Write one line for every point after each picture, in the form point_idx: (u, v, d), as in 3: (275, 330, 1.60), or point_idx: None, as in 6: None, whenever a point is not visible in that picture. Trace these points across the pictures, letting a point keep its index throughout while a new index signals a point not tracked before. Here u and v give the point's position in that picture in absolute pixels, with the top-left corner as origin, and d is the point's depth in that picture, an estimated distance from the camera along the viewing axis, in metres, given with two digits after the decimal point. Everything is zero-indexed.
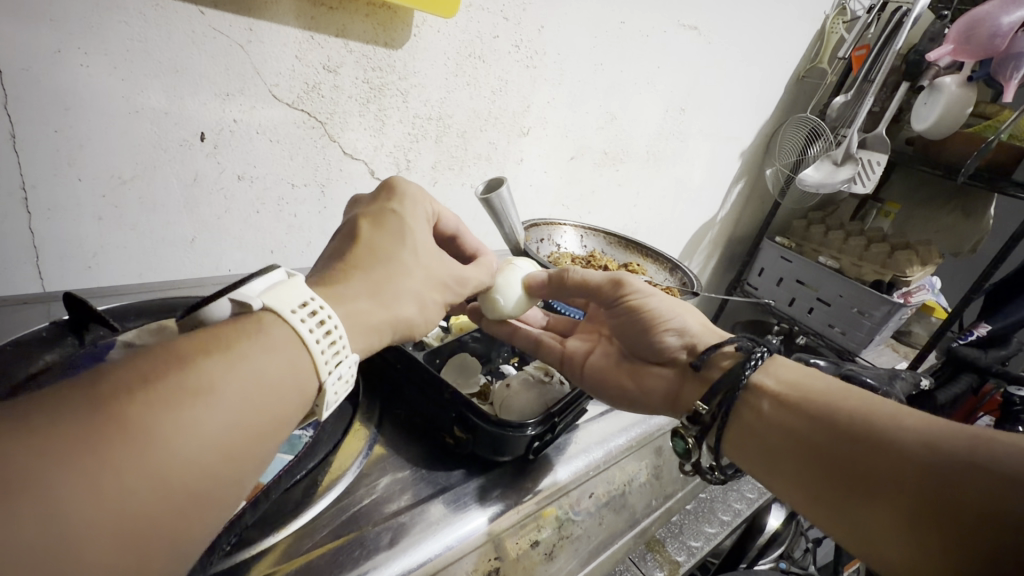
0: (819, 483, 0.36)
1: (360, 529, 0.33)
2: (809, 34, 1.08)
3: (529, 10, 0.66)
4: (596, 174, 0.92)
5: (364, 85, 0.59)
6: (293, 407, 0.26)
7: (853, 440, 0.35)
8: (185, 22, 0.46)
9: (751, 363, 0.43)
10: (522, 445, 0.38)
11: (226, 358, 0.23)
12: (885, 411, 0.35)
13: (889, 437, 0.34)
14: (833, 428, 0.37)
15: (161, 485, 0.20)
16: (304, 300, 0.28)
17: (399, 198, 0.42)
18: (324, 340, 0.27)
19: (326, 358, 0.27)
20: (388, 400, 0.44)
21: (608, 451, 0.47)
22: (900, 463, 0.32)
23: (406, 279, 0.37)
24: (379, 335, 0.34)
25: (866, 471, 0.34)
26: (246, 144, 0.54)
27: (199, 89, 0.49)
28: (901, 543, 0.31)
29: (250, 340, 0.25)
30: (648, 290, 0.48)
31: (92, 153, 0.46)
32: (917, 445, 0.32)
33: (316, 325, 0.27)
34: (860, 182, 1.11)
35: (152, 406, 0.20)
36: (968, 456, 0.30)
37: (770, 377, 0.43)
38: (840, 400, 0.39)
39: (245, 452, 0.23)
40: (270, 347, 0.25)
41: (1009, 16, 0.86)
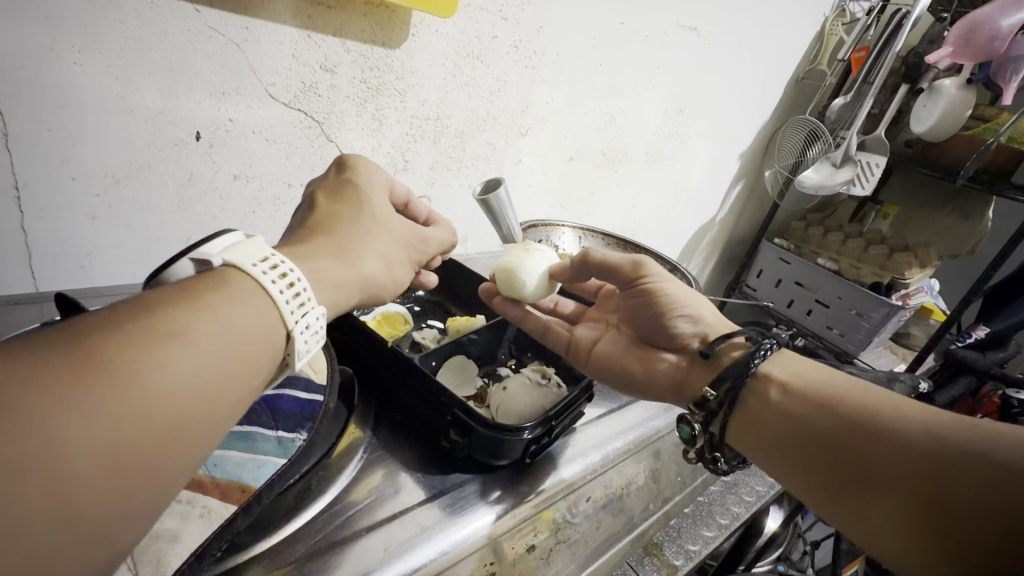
0: (818, 471, 0.37)
1: (355, 533, 0.33)
2: (808, 35, 1.08)
3: (528, 11, 0.66)
4: (595, 175, 0.92)
5: (361, 84, 0.58)
6: (263, 355, 0.26)
7: (853, 429, 0.36)
8: (181, 20, 0.45)
9: (761, 353, 0.44)
10: (519, 448, 0.38)
11: (190, 308, 0.23)
12: (887, 403, 0.36)
13: (888, 428, 0.34)
14: (835, 417, 0.37)
15: (127, 429, 0.20)
16: (265, 256, 0.27)
17: (352, 169, 0.42)
18: (288, 293, 0.27)
19: (291, 306, 0.27)
20: (383, 402, 0.44)
21: (605, 454, 0.46)
22: (898, 452, 0.33)
23: (368, 240, 0.37)
24: (348, 292, 0.34)
25: (864, 461, 0.34)
26: (242, 143, 0.54)
27: (194, 88, 0.49)
28: (893, 530, 0.31)
29: (213, 293, 0.25)
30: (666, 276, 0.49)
31: (86, 152, 0.46)
32: (916, 436, 0.32)
33: (279, 278, 0.27)
34: (860, 184, 1.11)
35: (111, 353, 0.20)
36: (965, 446, 0.30)
37: (777, 369, 0.43)
38: (842, 392, 0.39)
39: (218, 395, 0.23)
40: (236, 298, 0.25)
41: (1009, 18, 0.86)
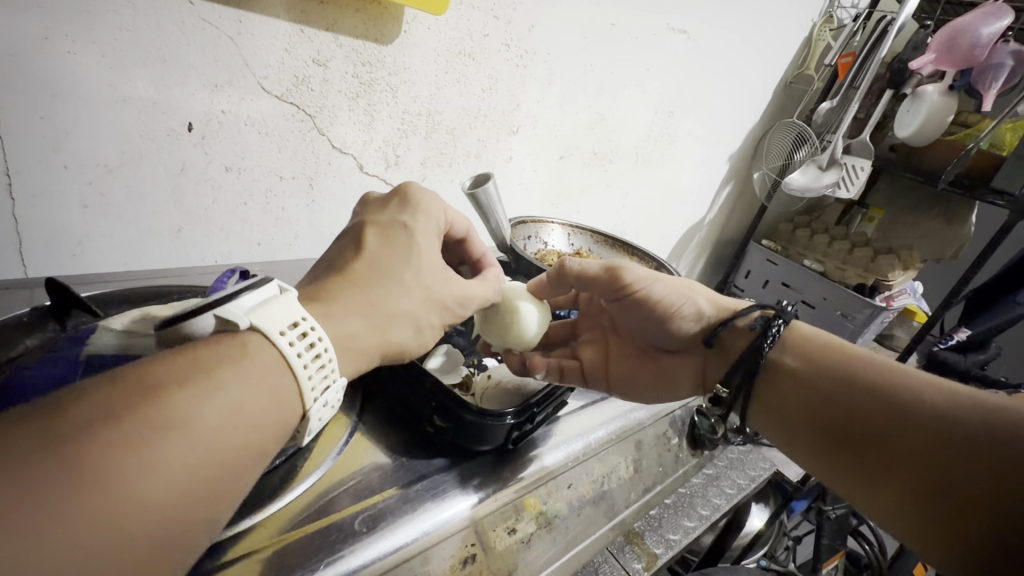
0: (829, 447, 0.39)
1: (338, 514, 0.33)
2: (796, 40, 1.10)
3: (519, 10, 0.67)
4: (585, 174, 0.93)
5: (353, 79, 0.59)
6: (277, 430, 0.26)
7: (868, 408, 0.37)
8: (175, 12, 0.46)
9: (770, 338, 0.45)
10: (502, 434, 0.39)
11: (212, 382, 0.23)
12: (904, 380, 0.36)
13: (904, 409, 0.35)
14: (849, 396, 0.38)
15: (155, 511, 0.20)
16: (294, 320, 0.28)
17: (413, 210, 0.42)
18: (312, 364, 0.27)
19: (312, 382, 0.27)
20: (371, 389, 0.44)
21: (587, 443, 0.48)
22: (911, 434, 0.34)
23: (397, 293, 0.37)
24: (367, 356, 0.34)
25: (875, 442, 0.36)
26: (235, 135, 0.54)
27: (188, 79, 0.49)
28: (899, 508, 0.33)
29: (235, 364, 0.25)
30: (649, 278, 0.49)
31: (79, 141, 0.46)
32: (930, 417, 0.33)
33: (303, 348, 0.27)
34: (845, 186, 1.15)
35: (143, 439, 0.20)
36: (977, 432, 0.31)
37: (790, 355, 0.44)
38: (857, 370, 0.39)
39: (228, 475, 0.23)
40: (256, 371, 0.25)
41: (990, 27, 0.89)
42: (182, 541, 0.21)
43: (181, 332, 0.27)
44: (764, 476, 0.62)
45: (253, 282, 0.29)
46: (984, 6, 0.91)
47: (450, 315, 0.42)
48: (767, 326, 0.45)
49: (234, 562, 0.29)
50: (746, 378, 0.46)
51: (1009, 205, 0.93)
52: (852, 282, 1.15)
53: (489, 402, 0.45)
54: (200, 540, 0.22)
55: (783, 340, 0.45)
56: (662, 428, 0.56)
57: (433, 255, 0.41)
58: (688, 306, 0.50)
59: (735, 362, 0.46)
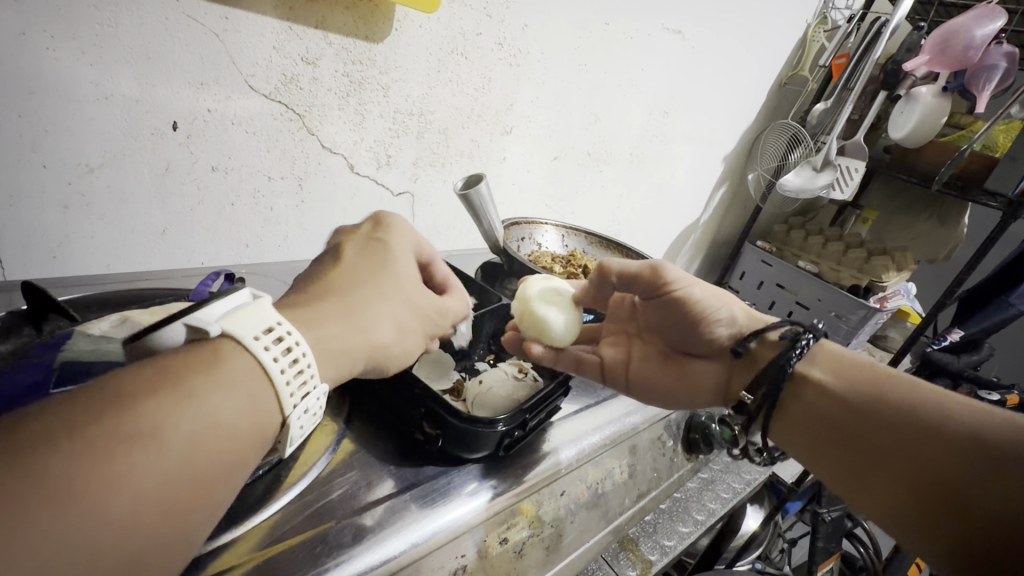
0: (854, 465, 0.38)
1: (325, 524, 0.33)
2: (790, 41, 1.09)
3: (512, 9, 0.66)
4: (579, 175, 0.92)
5: (344, 78, 0.58)
6: (254, 439, 0.25)
7: (898, 428, 0.36)
8: (158, 8, 0.44)
9: (799, 350, 0.44)
10: (494, 441, 0.38)
11: (185, 390, 0.22)
12: (938, 405, 0.35)
13: (937, 431, 0.34)
14: (879, 415, 0.37)
15: (124, 528, 0.19)
16: (269, 325, 0.26)
17: (386, 227, 0.42)
18: (289, 370, 0.26)
19: (291, 388, 0.26)
20: (360, 395, 0.43)
21: (581, 449, 0.47)
22: (943, 456, 0.33)
23: (376, 297, 0.36)
24: (349, 360, 0.32)
25: (903, 461, 0.35)
26: (221, 134, 0.53)
27: (172, 77, 0.48)
28: (921, 528, 0.33)
29: (208, 372, 0.23)
30: (689, 278, 0.48)
31: (59, 140, 0.45)
32: (964, 442, 0.32)
33: (280, 353, 0.26)
34: (840, 188, 1.16)
35: (108, 451, 0.19)
36: (1012, 455, 0.30)
37: (822, 371, 0.43)
38: (889, 388, 0.38)
39: (202, 489, 0.22)
40: (231, 379, 0.24)
41: (983, 29, 0.89)
42: (154, 562, 0.20)
43: (151, 343, 0.27)
44: (760, 481, 0.62)
45: (221, 292, 0.28)
46: (977, 8, 0.91)
47: (431, 320, 0.41)
48: (796, 338, 0.44)
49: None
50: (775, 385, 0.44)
51: (1003, 207, 0.93)
52: (846, 283, 1.15)
53: (480, 409, 0.44)
54: (174, 557, 0.21)
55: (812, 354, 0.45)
56: (657, 432, 0.55)
57: (408, 265, 0.40)
58: (723, 310, 0.49)
59: (759, 374, 0.45)
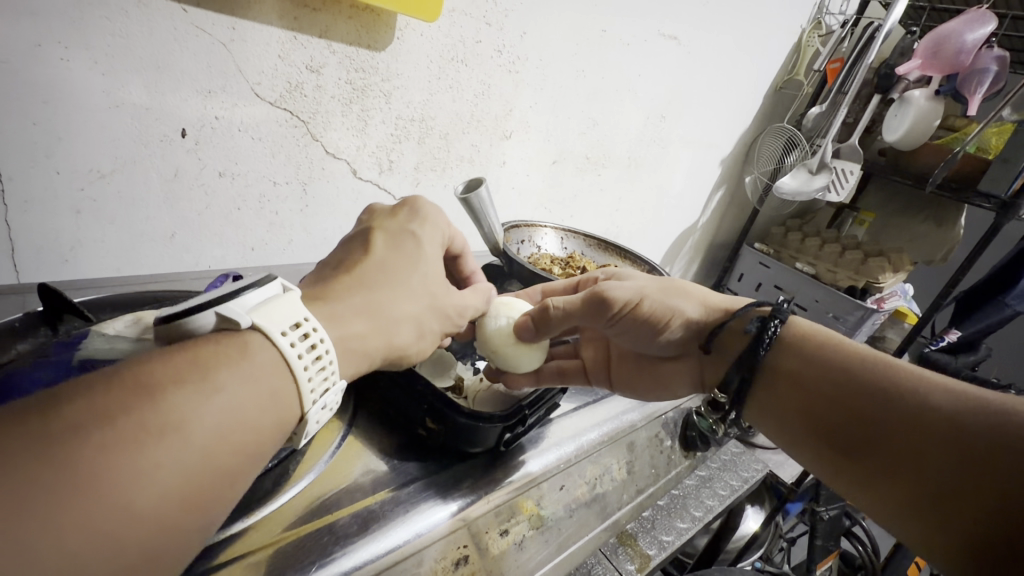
0: (835, 452, 0.39)
1: (330, 516, 0.34)
2: (786, 46, 1.11)
3: (511, 17, 0.68)
4: (578, 178, 0.94)
5: (347, 85, 0.60)
6: (274, 431, 0.26)
7: (875, 414, 0.37)
8: (168, 19, 0.46)
9: (766, 341, 0.45)
10: (494, 435, 0.39)
11: (205, 380, 0.23)
12: (913, 384, 0.36)
13: (913, 413, 0.35)
14: (854, 399, 0.38)
15: (146, 513, 0.20)
16: (296, 321, 0.28)
17: (422, 220, 0.44)
18: (309, 361, 0.27)
19: (312, 385, 0.27)
20: (363, 393, 0.45)
21: (580, 445, 0.49)
22: (919, 440, 0.34)
23: (400, 295, 0.37)
24: (371, 360, 0.34)
25: (881, 448, 0.36)
26: (229, 140, 0.55)
27: (181, 85, 0.49)
28: (903, 511, 0.34)
29: (233, 364, 0.25)
30: (636, 294, 0.48)
31: (71, 147, 0.46)
32: (936, 424, 0.33)
33: (304, 349, 0.27)
34: (835, 190, 1.15)
35: (133, 441, 0.20)
36: (981, 437, 0.31)
37: (794, 360, 0.44)
38: (863, 365, 0.39)
39: (224, 475, 0.23)
40: (255, 372, 0.25)
41: (973, 33, 0.91)
42: (179, 543, 0.21)
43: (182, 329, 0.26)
44: (757, 478, 0.63)
45: (256, 280, 0.29)
46: (968, 13, 0.93)
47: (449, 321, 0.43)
48: (764, 327, 0.45)
49: (225, 565, 0.29)
50: (744, 383, 0.46)
51: (996, 208, 0.94)
52: (844, 284, 1.16)
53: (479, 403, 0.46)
54: (191, 542, 0.22)
55: (780, 338, 0.46)
56: (655, 430, 0.57)
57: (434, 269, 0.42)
58: (677, 318, 0.49)
59: (733, 366, 0.47)
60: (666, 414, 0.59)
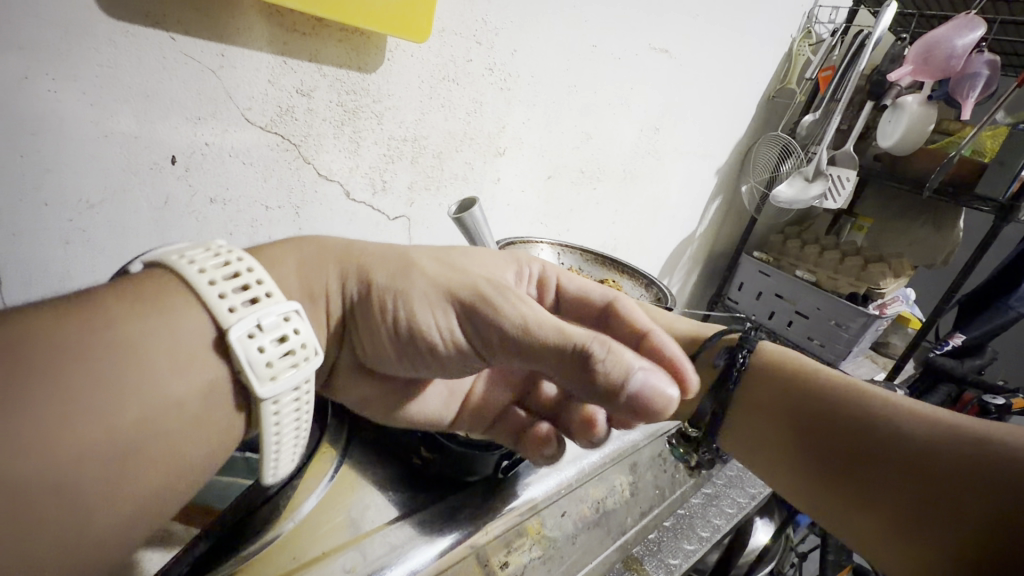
0: (819, 473, 0.42)
1: (324, 554, 0.33)
2: (777, 56, 1.12)
3: (501, 35, 0.68)
4: (574, 192, 0.93)
5: (338, 107, 0.60)
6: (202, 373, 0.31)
7: (851, 441, 0.40)
8: (156, 49, 0.46)
9: (734, 373, 0.50)
10: (492, 464, 0.40)
11: (121, 330, 0.28)
12: (880, 409, 0.40)
13: (885, 439, 0.38)
14: (827, 429, 0.42)
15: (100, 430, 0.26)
16: (232, 272, 0.33)
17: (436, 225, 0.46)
18: (236, 298, 0.32)
19: (229, 309, 0.31)
20: (357, 422, 0.44)
21: (581, 469, 0.48)
22: (892, 461, 0.37)
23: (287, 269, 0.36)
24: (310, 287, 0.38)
25: (859, 469, 0.39)
26: (219, 166, 0.54)
27: (170, 113, 0.49)
28: (880, 526, 0.37)
29: (176, 308, 0.30)
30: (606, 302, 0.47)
31: (59, 179, 0.46)
32: (906, 446, 0.37)
33: (229, 287, 0.32)
34: (831, 198, 1.13)
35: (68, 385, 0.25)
36: (949, 455, 0.35)
37: (770, 399, 0.48)
38: (844, 398, 0.43)
39: (157, 405, 0.28)
40: (175, 316, 0.30)
41: (963, 38, 0.91)
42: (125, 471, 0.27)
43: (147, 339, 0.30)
44: (766, 493, 0.61)
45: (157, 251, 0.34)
46: (956, 19, 0.94)
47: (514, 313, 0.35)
48: (731, 360, 0.50)
49: None
50: (716, 407, 0.50)
51: (995, 210, 0.93)
52: (845, 291, 1.15)
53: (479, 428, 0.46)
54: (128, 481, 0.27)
55: (753, 373, 0.50)
56: (658, 448, 0.56)
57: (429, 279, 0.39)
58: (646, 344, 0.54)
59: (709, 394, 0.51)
60: (667, 432, 0.58)
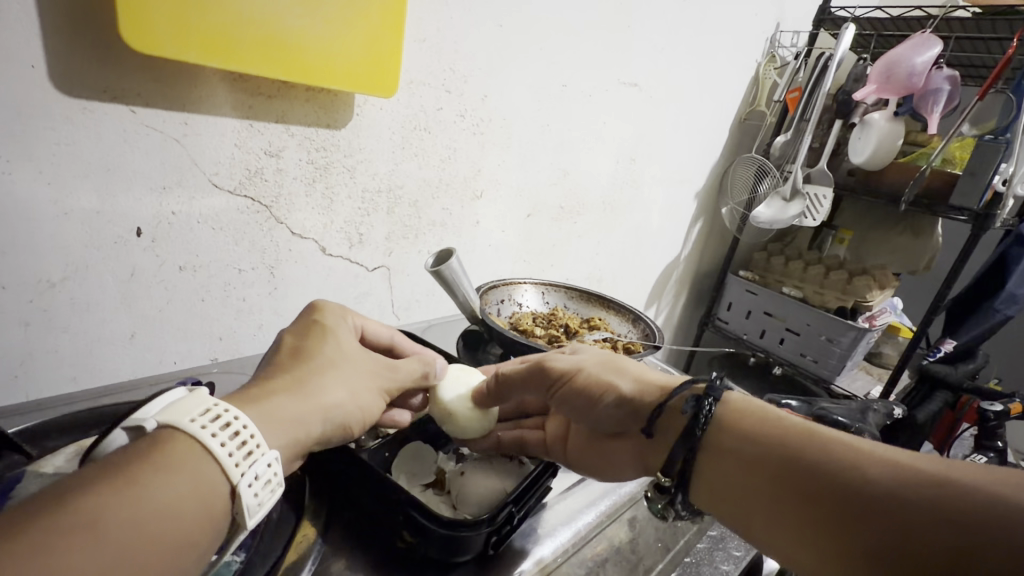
0: (783, 503, 0.36)
1: None
2: (745, 80, 1.14)
3: (470, 83, 0.69)
4: (554, 229, 0.93)
5: (308, 165, 0.59)
6: (196, 515, 0.25)
7: (949, 553, 0.29)
8: (116, 122, 0.45)
9: (703, 421, 0.42)
10: (480, 541, 0.36)
11: (124, 487, 0.23)
12: (892, 477, 0.32)
13: (957, 511, 0.30)
14: (756, 441, 0.40)
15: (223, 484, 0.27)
16: (206, 408, 0.28)
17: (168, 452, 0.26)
18: (230, 443, 0.27)
19: (236, 460, 0.27)
20: (335, 501, 0.41)
21: (576, 531, 0.45)
22: (884, 553, 0.31)
23: (336, 375, 0.38)
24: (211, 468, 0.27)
25: (728, 463, 0.41)
26: (187, 234, 0.53)
27: (133, 185, 0.48)
28: (725, 515, 0.41)
29: (151, 468, 0.25)
30: (573, 365, 0.49)
31: (17, 261, 0.44)
32: (960, 507, 0.30)
33: (236, 447, 0.27)
34: (810, 216, 1.15)
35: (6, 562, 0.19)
36: (930, 511, 0.30)
37: (732, 434, 0.41)
38: (843, 460, 0.35)
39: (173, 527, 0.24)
40: (171, 464, 0.25)
41: (921, 56, 0.94)
42: (200, 525, 0.25)
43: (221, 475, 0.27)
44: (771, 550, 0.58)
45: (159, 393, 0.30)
46: (913, 38, 0.97)
47: None
48: (699, 407, 0.42)
49: None
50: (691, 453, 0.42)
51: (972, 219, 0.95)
52: (832, 305, 1.15)
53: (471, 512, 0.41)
54: (200, 528, 0.25)
55: (717, 419, 0.42)
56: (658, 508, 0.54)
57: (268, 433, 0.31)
58: (612, 391, 0.48)
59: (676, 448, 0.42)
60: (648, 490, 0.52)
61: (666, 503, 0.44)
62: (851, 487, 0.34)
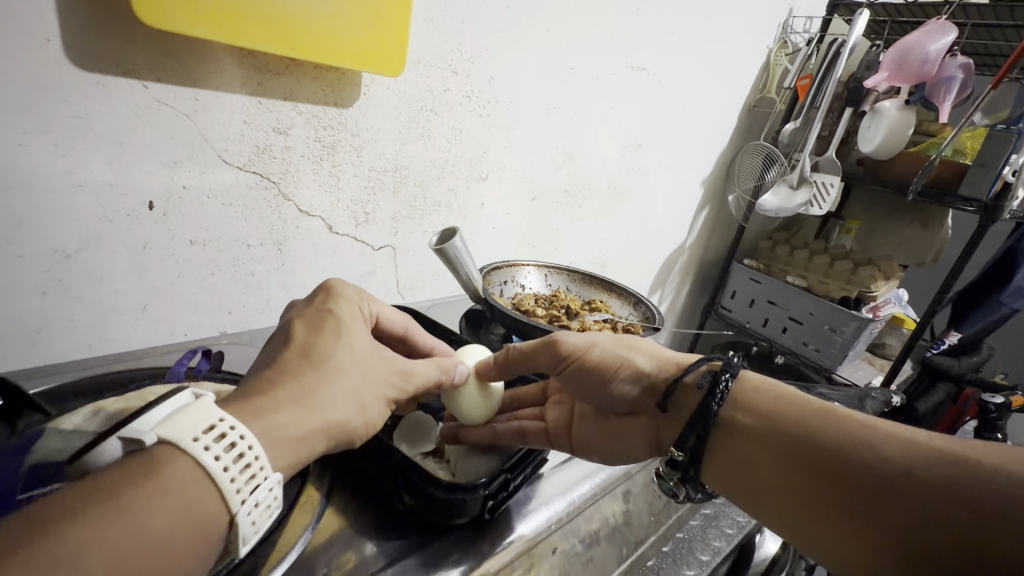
0: (795, 479, 0.38)
1: None
2: (755, 66, 1.13)
3: (477, 64, 0.69)
4: (558, 213, 0.93)
5: (316, 143, 0.60)
6: (190, 533, 0.25)
7: (954, 531, 0.30)
8: (128, 96, 0.46)
9: (719, 395, 0.43)
10: (477, 505, 0.38)
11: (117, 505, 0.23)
12: (902, 457, 0.34)
13: (965, 487, 0.31)
14: (770, 420, 0.41)
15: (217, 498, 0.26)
16: (208, 425, 0.27)
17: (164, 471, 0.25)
18: (234, 467, 0.27)
19: (237, 484, 0.26)
20: (338, 468, 0.43)
21: (570, 501, 0.46)
22: (893, 528, 0.32)
23: (340, 384, 0.36)
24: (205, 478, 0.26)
25: (739, 441, 0.42)
26: (198, 209, 0.54)
27: (145, 159, 0.49)
28: (736, 492, 0.42)
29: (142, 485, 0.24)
30: (586, 343, 0.49)
31: (33, 231, 0.45)
32: (968, 482, 0.31)
33: (234, 465, 0.27)
34: (817, 204, 1.14)
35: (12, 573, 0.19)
36: (940, 487, 0.31)
37: (744, 412, 0.43)
38: (855, 438, 0.36)
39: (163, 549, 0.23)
40: (164, 481, 0.25)
41: (935, 43, 0.93)
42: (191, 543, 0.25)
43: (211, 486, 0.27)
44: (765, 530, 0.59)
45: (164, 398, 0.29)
46: (929, 24, 0.95)
47: None
48: (715, 381, 0.44)
49: None
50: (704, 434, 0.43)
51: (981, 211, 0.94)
52: (836, 295, 1.15)
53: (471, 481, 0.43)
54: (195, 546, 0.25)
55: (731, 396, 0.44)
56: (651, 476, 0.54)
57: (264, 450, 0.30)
58: (627, 367, 0.49)
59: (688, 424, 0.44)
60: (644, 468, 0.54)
61: (678, 480, 0.45)
62: (861, 462, 0.35)
